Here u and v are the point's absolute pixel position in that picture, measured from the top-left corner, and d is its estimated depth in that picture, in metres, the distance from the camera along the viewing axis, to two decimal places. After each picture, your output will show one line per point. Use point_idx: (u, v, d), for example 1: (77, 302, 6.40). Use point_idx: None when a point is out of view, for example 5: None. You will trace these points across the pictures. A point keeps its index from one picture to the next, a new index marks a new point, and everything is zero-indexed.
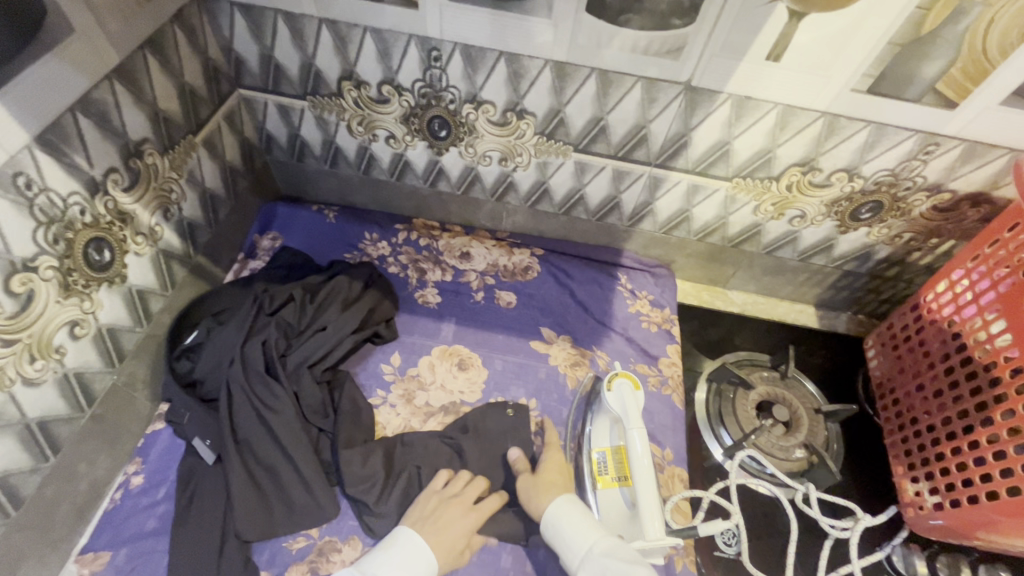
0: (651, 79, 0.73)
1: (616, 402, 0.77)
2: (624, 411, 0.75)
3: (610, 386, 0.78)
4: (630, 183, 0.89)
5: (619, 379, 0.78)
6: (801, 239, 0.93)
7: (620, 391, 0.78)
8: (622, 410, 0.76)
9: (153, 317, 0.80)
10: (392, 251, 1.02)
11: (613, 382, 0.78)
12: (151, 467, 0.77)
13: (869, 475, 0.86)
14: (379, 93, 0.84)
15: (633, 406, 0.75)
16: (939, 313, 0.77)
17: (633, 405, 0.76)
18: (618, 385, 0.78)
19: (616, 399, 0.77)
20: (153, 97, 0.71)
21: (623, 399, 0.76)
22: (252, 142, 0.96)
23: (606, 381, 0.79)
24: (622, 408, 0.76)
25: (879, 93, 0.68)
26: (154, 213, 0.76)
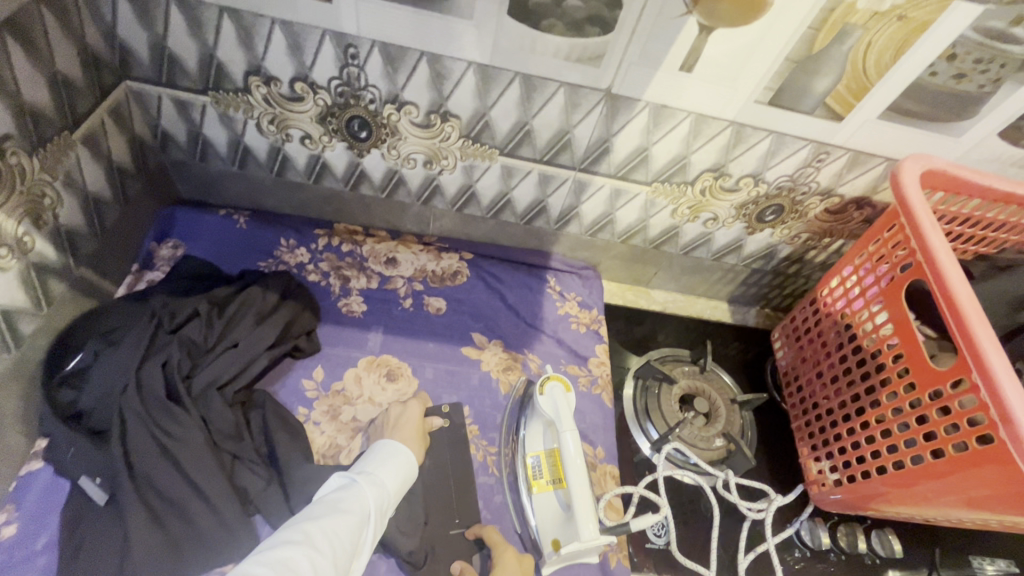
0: (574, 85, 0.74)
1: (548, 404, 0.78)
2: (556, 413, 0.76)
3: (542, 390, 0.79)
4: (556, 187, 0.90)
5: (551, 382, 0.79)
6: (714, 240, 0.99)
7: (552, 393, 0.79)
8: (554, 412, 0.77)
9: (24, 341, 0.69)
10: (312, 258, 0.97)
11: (546, 386, 0.79)
12: (27, 513, 0.67)
13: (780, 458, 0.92)
14: (292, 90, 0.78)
15: (565, 409, 0.76)
16: (833, 306, 0.85)
17: (565, 408, 0.77)
18: (549, 387, 0.79)
19: (548, 401, 0.78)
20: (16, 87, 0.61)
21: (555, 401, 0.77)
22: (144, 140, 0.87)
23: (539, 385, 0.80)
24: (554, 410, 0.77)
25: (778, 105, 0.73)
26: (21, 221, 0.65)
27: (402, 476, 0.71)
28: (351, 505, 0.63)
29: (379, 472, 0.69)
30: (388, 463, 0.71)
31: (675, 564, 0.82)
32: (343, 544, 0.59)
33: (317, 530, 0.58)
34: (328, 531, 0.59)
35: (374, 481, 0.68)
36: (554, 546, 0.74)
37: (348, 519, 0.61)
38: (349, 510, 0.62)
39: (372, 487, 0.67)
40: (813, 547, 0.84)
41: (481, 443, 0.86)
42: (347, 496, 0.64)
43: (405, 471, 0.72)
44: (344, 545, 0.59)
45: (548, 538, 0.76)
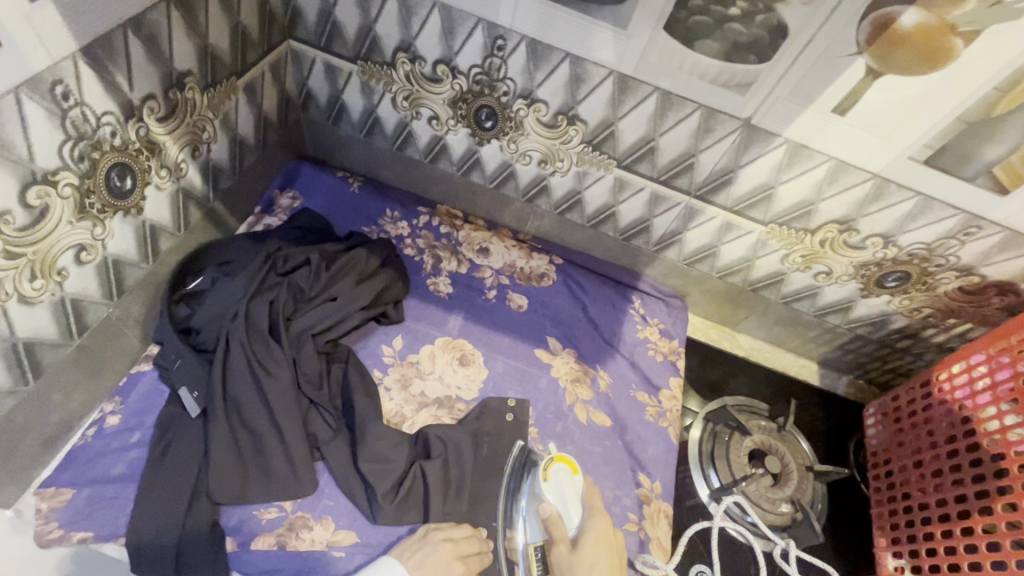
0: (713, 109, 0.72)
1: (554, 493, 0.73)
2: (565, 504, 0.72)
3: (546, 477, 0.74)
4: (665, 209, 0.88)
5: (556, 466, 0.74)
6: (821, 295, 0.93)
7: (558, 478, 0.74)
8: (558, 502, 0.72)
9: (160, 256, 0.76)
10: (411, 233, 1.00)
11: (550, 471, 0.74)
12: (130, 409, 0.74)
13: (851, 541, 0.85)
14: (433, 71, 0.82)
15: (574, 498, 0.72)
16: (951, 394, 0.76)
17: (573, 499, 0.72)
18: (556, 473, 0.74)
19: (555, 491, 0.73)
20: (206, 30, 0.68)
21: (562, 489, 0.73)
22: (290, 96, 0.94)
23: (543, 470, 0.74)
24: (562, 500, 0.72)
25: (934, 167, 0.68)
26: (182, 149, 0.72)
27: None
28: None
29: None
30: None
31: None
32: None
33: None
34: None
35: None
36: None
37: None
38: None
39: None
40: None
41: (539, 447, 0.85)
42: None
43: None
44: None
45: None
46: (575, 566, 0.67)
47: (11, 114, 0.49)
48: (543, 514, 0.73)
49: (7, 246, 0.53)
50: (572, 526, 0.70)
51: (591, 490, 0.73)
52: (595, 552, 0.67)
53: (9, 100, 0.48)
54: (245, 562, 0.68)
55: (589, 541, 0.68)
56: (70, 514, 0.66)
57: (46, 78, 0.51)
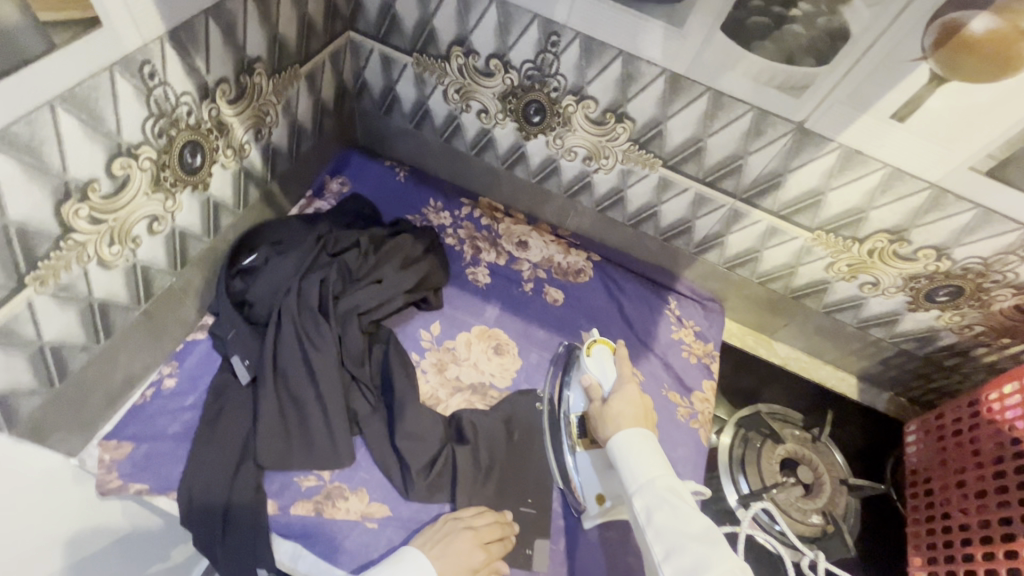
0: (765, 111, 0.71)
1: (595, 366, 0.75)
2: (603, 373, 0.74)
3: (589, 352, 0.76)
4: (709, 210, 0.88)
5: (599, 346, 0.76)
6: (866, 307, 0.91)
7: (599, 355, 0.76)
8: (600, 375, 0.74)
9: (220, 231, 0.80)
10: (453, 223, 1.03)
11: (593, 348, 0.76)
12: (185, 373, 0.79)
13: (882, 560, 0.83)
14: (486, 65, 0.84)
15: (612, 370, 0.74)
16: (1000, 414, 0.73)
17: (612, 369, 0.74)
18: (597, 349, 0.76)
19: (595, 363, 0.75)
20: (275, 19, 0.71)
21: (602, 363, 0.75)
22: (346, 86, 0.97)
23: (585, 346, 0.77)
24: (601, 371, 0.74)
25: (996, 179, 0.66)
26: (247, 131, 0.76)
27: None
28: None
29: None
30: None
31: None
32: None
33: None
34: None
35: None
36: (599, 500, 0.75)
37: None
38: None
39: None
40: None
41: None
42: None
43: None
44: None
45: (591, 495, 0.76)
46: (606, 416, 0.69)
47: (104, 91, 0.53)
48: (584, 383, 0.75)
49: (93, 212, 0.58)
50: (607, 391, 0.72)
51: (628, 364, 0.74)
52: (625, 407, 0.68)
53: (105, 77, 0.52)
54: (283, 525, 0.71)
55: (618, 399, 0.69)
56: (130, 466, 0.71)
57: (136, 59, 0.55)
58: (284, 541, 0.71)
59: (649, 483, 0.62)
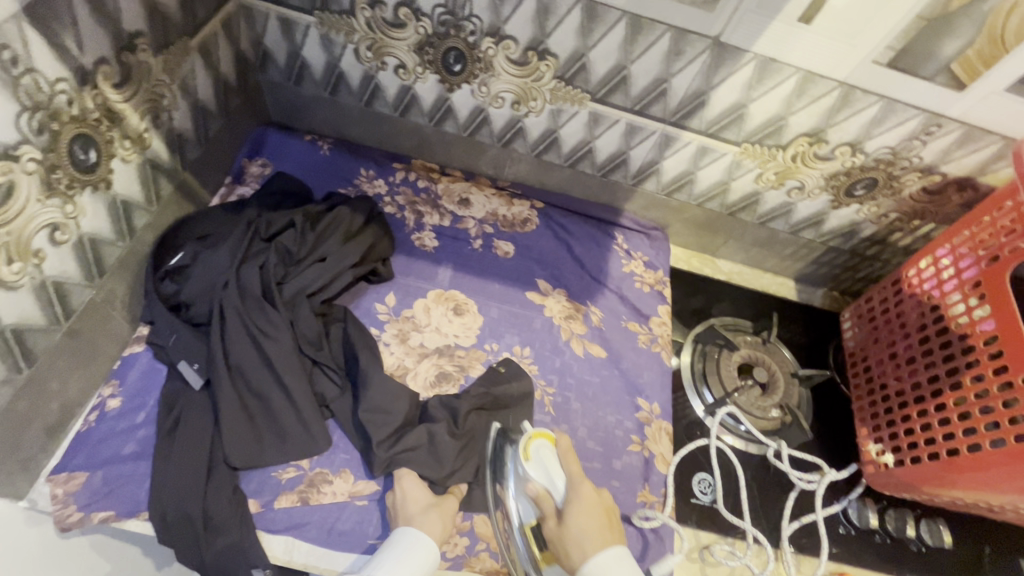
0: (683, 30, 0.72)
1: (538, 470, 0.66)
2: (551, 478, 0.65)
3: (528, 455, 0.66)
4: (640, 139, 0.89)
5: (536, 442, 0.67)
6: (795, 212, 0.97)
7: (540, 455, 0.67)
8: (544, 478, 0.66)
9: (135, 233, 0.74)
10: (389, 190, 1.00)
11: (530, 449, 0.67)
12: (130, 390, 0.74)
13: (834, 437, 0.92)
14: (396, 15, 0.79)
15: (557, 469, 0.66)
16: (919, 287, 0.80)
17: (557, 470, 0.66)
18: (536, 450, 0.66)
19: (538, 467, 0.66)
20: None
21: (543, 463, 0.66)
22: (246, 57, 0.89)
23: (522, 449, 0.67)
24: (547, 476, 0.65)
25: (897, 68, 0.70)
26: (143, 117, 0.69)
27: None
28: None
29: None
30: (394, 561, 0.60)
31: (720, 521, 0.83)
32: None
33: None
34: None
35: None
36: None
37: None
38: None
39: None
40: (859, 526, 0.85)
41: (540, 383, 0.88)
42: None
43: (417, 570, 0.61)
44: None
45: None
46: (570, 539, 0.60)
47: None
48: (532, 493, 0.66)
49: None
50: (559, 499, 0.64)
51: (569, 457, 0.68)
52: (588, 522, 0.60)
53: None
54: (270, 520, 0.69)
55: (577, 511, 0.62)
56: (88, 496, 0.67)
57: None
58: (274, 536, 0.69)
59: None
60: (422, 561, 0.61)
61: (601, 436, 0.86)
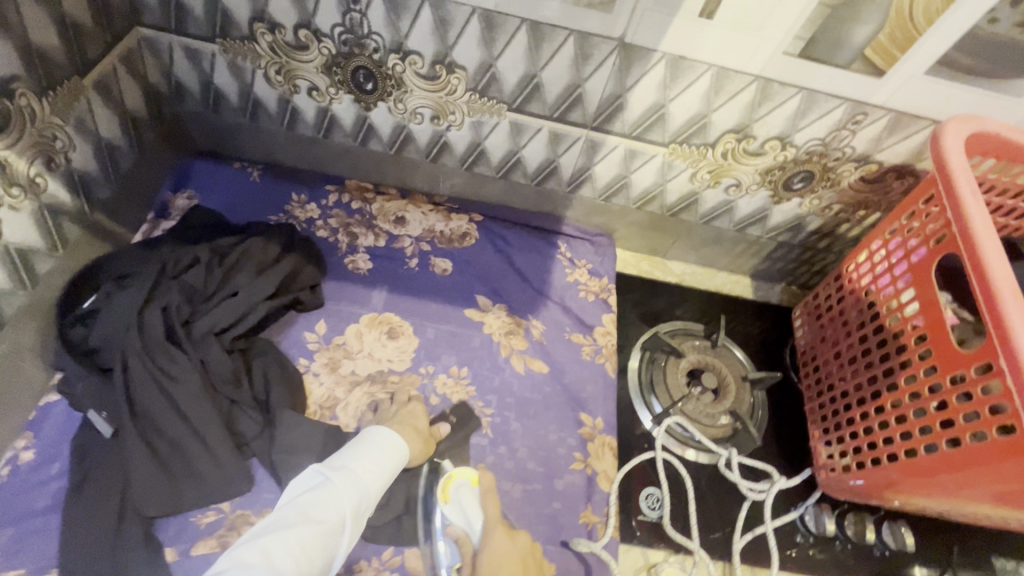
0: (586, 33, 0.69)
1: (456, 512, 0.71)
2: (467, 519, 0.71)
3: (446, 497, 0.72)
4: (567, 146, 0.86)
5: (455, 483, 0.73)
6: (737, 209, 0.93)
7: (458, 496, 0.72)
8: (462, 520, 0.71)
9: (40, 280, 0.72)
10: (322, 214, 0.97)
11: (449, 492, 0.72)
12: (45, 442, 0.72)
13: (788, 441, 0.88)
14: (297, 38, 0.77)
15: (474, 510, 0.71)
16: (858, 282, 0.76)
17: (474, 511, 0.71)
18: (455, 492, 0.72)
19: (456, 508, 0.72)
20: (22, 26, 0.61)
21: (462, 505, 0.71)
22: (159, 90, 0.87)
23: (442, 492, 0.73)
24: (465, 517, 0.71)
25: (811, 59, 0.66)
26: (33, 162, 0.67)
27: (388, 471, 0.71)
28: (326, 513, 0.63)
29: (360, 468, 0.69)
30: (373, 454, 0.71)
31: (668, 538, 0.80)
32: (310, 557, 0.60)
33: (276, 547, 0.59)
34: (297, 545, 0.59)
35: (354, 480, 0.67)
36: None
37: (319, 530, 0.61)
38: (324, 520, 0.62)
39: (351, 489, 0.66)
40: (816, 533, 0.82)
41: (478, 405, 0.85)
42: (321, 505, 0.64)
43: (392, 463, 0.72)
44: (312, 560, 0.60)
45: None
46: None
47: None
48: (452, 537, 0.71)
49: None
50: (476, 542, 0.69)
51: (490, 496, 0.72)
52: (498, 567, 0.66)
53: None
54: (188, 568, 0.66)
55: (487, 559, 0.66)
56: None
57: None
58: None
59: None
60: (398, 459, 0.73)
61: (542, 456, 0.83)
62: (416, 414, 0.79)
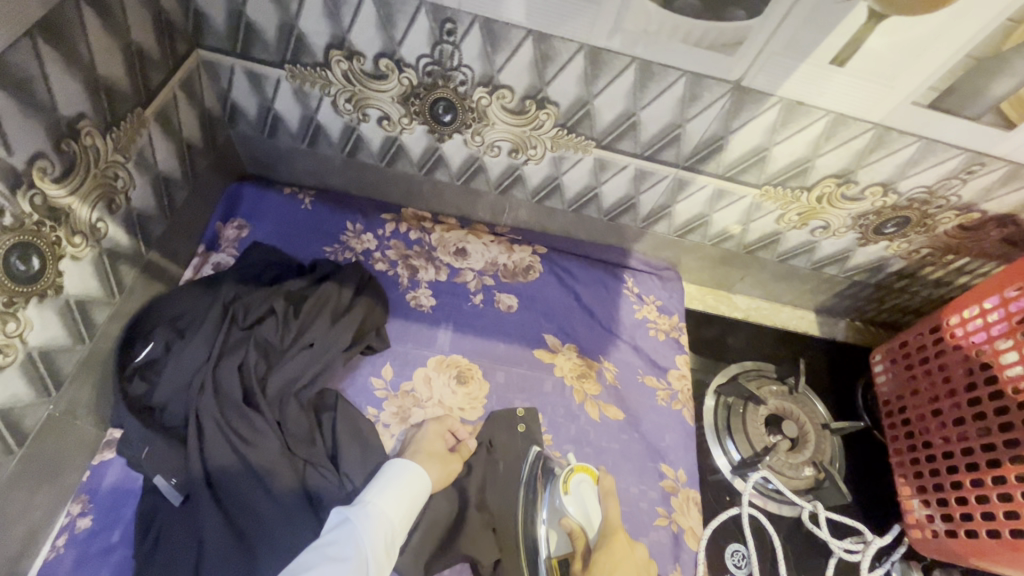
0: (699, 75, 0.64)
1: (576, 506, 0.73)
2: (588, 515, 0.72)
3: (568, 488, 0.74)
4: (651, 184, 0.82)
5: (577, 477, 0.74)
6: (819, 249, 0.89)
7: (579, 490, 0.74)
8: (580, 513, 0.72)
9: (96, 330, 0.66)
10: (379, 244, 0.90)
11: (572, 484, 0.74)
12: (102, 506, 0.66)
13: (873, 493, 0.86)
14: (376, 67, 0.71)
15: (595, 507, 0.73)
16: (965, 339, 0.74)
17: (594, 508, 0.73)
18: (577, 485, 0.74)
19: (576, 501, 0.73)
20: (92, 58, 0.56)
21: (582, 500, 0.73)
22: (213, 114, 0.81)
23: (563, 482, 0.74)
24: (585, 512, 0.72)
25: (940, 109, 0.63)
26: (95, 207, 0.61)
27: (409, 502, 0.65)
28: (348, 552, 0.57)
29: (379, 502, 0.63)
30: (392, 488, 0.65)
31: None
32: None
33: None
34: None
35: (375, 514, 0.62)
36: None
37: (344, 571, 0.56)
38: (345, 559, 0.57)
39: (371, 525, 0.60)
40: None
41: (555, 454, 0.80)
42: (340, 541, 0.59)
43: (414, 493, 0.66)
44: None
45: None
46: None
47: None
48: (566, 526, 0.72)
49: None
50: (592, 538, 0.71)
51: (609, 497, 0.73)
52: (616, 564, 0.67)
53: None
54: None
55: (604, 553, 0.68)
56: None
57: None
58: None
59: None
60: (420, 487, 0.67)
61: (625, 513, 0.78)
62: (429, 438, 0.73)
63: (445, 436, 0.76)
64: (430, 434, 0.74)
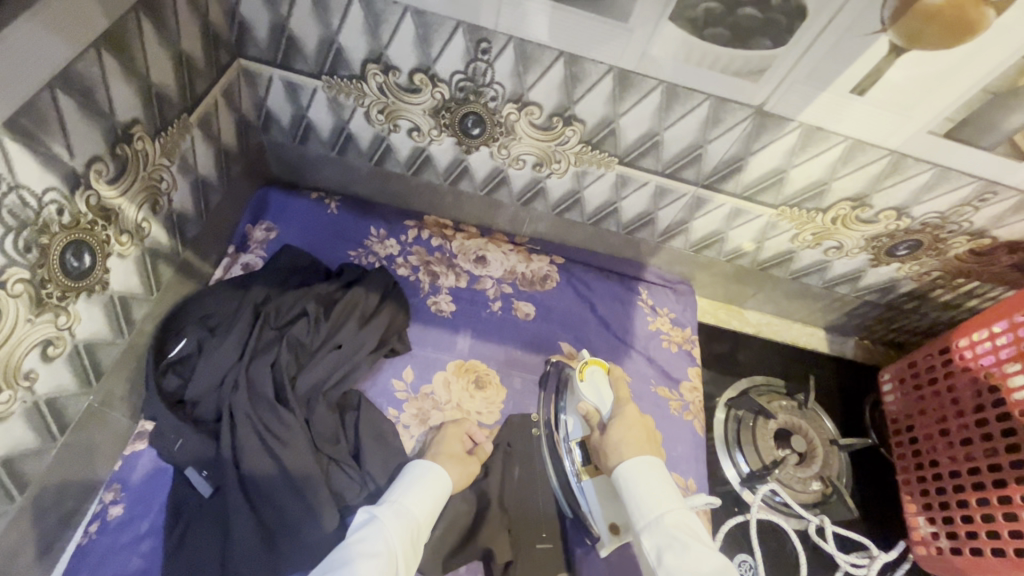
0: (723, 99, 0.67)
1: (590, 392, 0.72)
2: (600, 398, 0.71)
3: (582, 376, 0.72)
4: (671, 201, 0.84)
5: (590, 367, 0.73)
6: (831, 268, 0.92)
7: (593, 378, 0.72)
8: (594, 400, 0.72)
9: (134, 326, 0.68)
10: (401, 250, 0.92)
11: (585, 372, 0.72)
12: (134, 495, 0.68)
13: (879, 507, 0.88)
14: (410, 81, 0.73)
15: (608, 392, 0.72)
16: (974, 361, 0.76)
17: (608, 392, 0.72)
18: (589, 372, 0.72)
19: (590, 388, 0.72)
20: (147, 68, 0.58)
21: (597, 388, 0.72)
22: (248, 120, 0.84)
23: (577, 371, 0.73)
24: (598, 398, 0.71)
25: (955, 139, 0.65)
26: (141, 207, 0.64)
27: (432, 500, 0.66)
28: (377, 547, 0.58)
29: (405, 500, 0.64)
30: (416, 486, 0.66)
31: None
32: None
33: None
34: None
35: (401, 512, 0.63)
36: None
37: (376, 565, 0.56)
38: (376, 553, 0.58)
39: (398, 522, 0.61)
40: None
41: None
42: (370, 537, 0.60)
43: (436, 492, 0.67)
44: None
45: None
46: (608, 445, 0.68)
47: None
48: (583, 410, 0.74)
49: None
50: (605, 416, 0.71)
51: (621, 384, 0.74)
52: (626, 433, 0.68)
53: None
54: None
55: (615, 427, 0.69)
56: None
57: None
58: None
59: (658, 518, 0.60)
60: (441, 487, 0.68)
61: None
62: (449, 440, 0.75)
63: (463, 438, 0.77)
64: (450, 437, 0.76)
